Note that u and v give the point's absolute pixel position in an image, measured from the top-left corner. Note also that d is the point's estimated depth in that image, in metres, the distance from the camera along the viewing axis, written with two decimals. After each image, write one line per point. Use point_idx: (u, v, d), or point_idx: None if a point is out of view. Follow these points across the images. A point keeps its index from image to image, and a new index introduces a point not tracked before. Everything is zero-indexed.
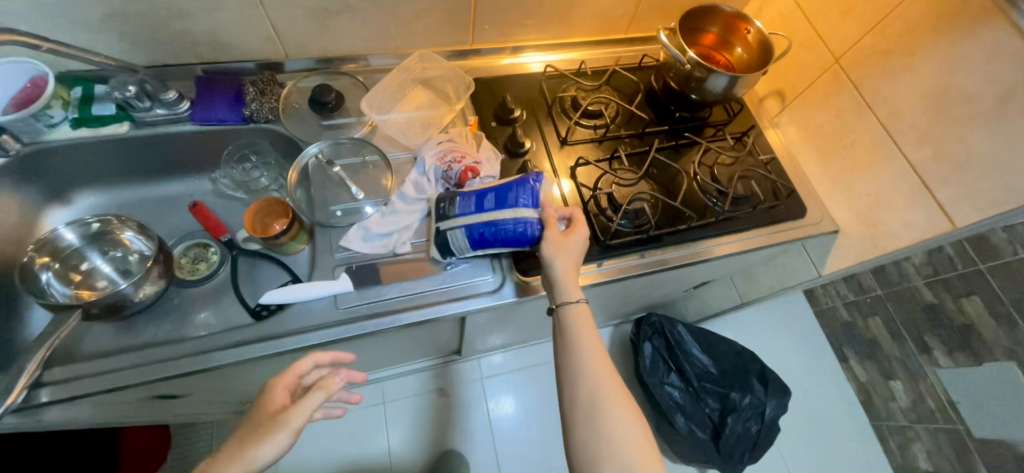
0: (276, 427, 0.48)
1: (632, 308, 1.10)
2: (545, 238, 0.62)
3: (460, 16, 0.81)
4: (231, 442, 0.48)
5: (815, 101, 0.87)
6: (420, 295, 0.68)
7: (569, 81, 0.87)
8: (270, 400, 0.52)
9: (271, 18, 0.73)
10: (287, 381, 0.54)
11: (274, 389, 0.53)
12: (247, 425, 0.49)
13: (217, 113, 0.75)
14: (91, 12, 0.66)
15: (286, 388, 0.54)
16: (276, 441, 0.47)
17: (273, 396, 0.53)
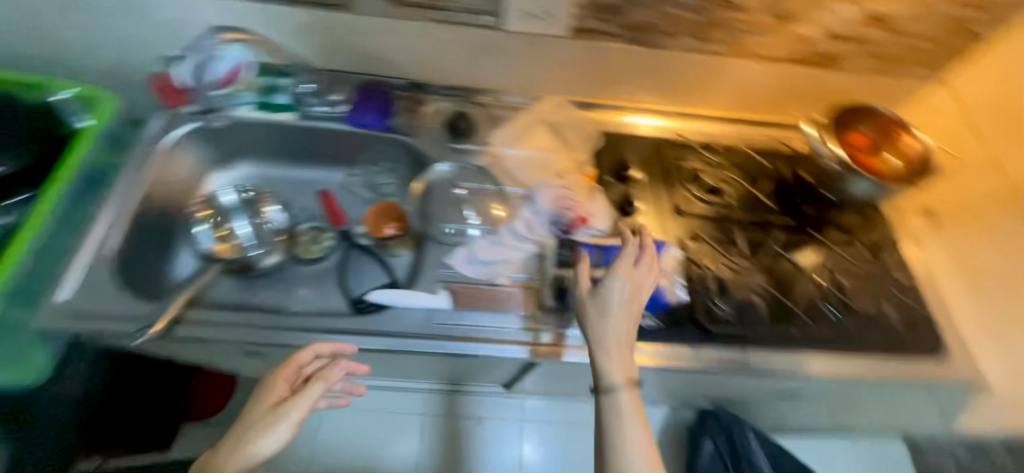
0: (278, 420, 0.56)
1: (703, 398, 1.00)
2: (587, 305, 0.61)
3: (601, 70, 0.84)
4: (233, 433, 0.56)
5: (973, 229, 0.79)
6: (506, 330, 0.69)
7: (692, 152, 0.86)
8: (268, 397, 0.58)
9: (433, 45, 0.81)
10: (287, 375, 0.60)
11: (270, 387, 0.59)
12: (250, 415, 0.57)
13: (364, 119, 0.84)
14: (296, 19, 0.77)
15: (287, 380, 0.60)
16: (275, 433, 0.55)
17: (271, 388, 0.59)
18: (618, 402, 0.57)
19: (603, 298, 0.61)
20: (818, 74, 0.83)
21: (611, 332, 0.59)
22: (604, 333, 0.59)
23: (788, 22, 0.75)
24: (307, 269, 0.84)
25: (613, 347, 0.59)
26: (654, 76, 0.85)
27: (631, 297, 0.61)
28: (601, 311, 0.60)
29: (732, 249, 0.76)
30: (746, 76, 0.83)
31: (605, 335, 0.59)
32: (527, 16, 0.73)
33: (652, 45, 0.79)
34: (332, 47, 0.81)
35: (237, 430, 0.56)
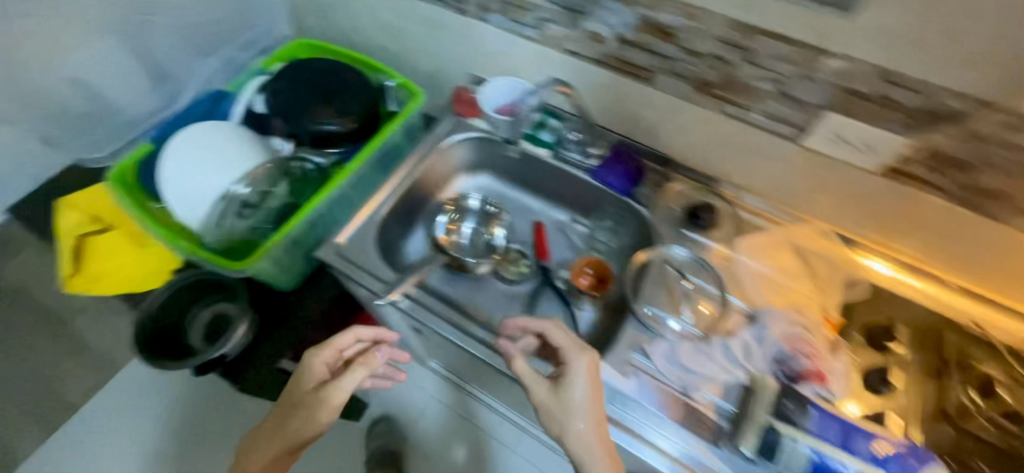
0: (323, 399, 0.73)
1: None
2: (573, 416, 0.64)
3: (895, 217, 0.72)
4: (290, 399, 0.75)
5: None
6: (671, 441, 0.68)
7: (982, 349, 0.69)
8: (311, 379, 0.75)
9: (710, 135, 0.78)
10: (322, 359, 0.75)
11: (312, 372, 0.75)
12: (298, 392, 0.75)
13: (611, 179, 0.86)
14: (592, 80, 0.82)
15: (323, 365, 0.76)
16: (323, 413, 0.73)
17: (315, 371, 0.75)
18: None
19: (567, 393, 0.65)
20: None
21: (580, 432, 0.64)
22: (577, 430, 0.64)
23: None
24: (503, 287, 0.92)
25: (582, 439, 0.64)
26: (964, 245, 0.70)
27: (593, 391, 0.65)
28: (571, 412, 0.65)
29: None
30: None
31: (575, 434, 0.64)
32: (838, 141, 0.66)
33: (984, 214, 0.64)
34: (607, 107, 0.85)
35: (292, 398, 0.75)
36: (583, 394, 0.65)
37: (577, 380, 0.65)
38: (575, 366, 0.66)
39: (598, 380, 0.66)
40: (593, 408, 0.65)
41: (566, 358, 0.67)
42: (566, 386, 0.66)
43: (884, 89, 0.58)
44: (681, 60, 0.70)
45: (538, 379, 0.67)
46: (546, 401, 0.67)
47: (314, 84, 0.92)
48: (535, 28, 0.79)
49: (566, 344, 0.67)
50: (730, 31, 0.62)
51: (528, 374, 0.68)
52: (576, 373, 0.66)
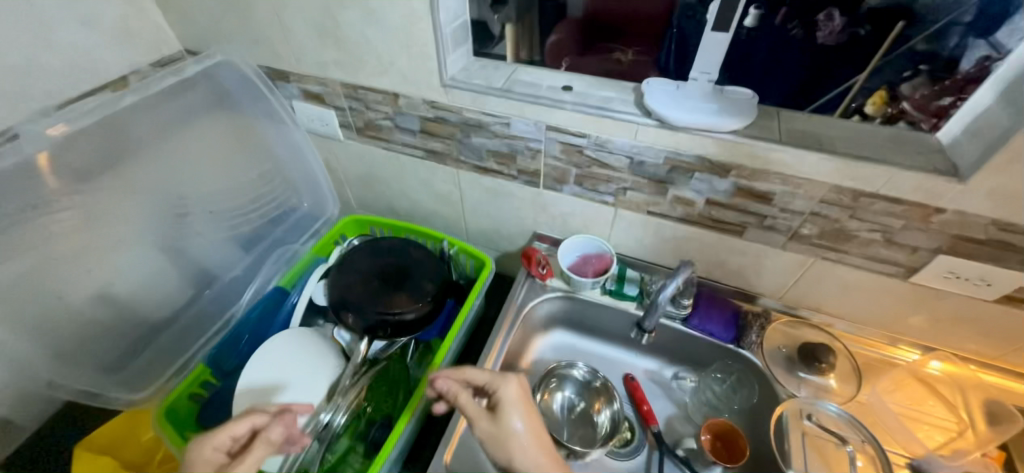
0: None
1: None
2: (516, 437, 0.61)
3: (1013, 339, 0.72)
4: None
5: None
6: None
7: None
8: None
9: (801, 275, 0.79)
10: (217, 443, 0.55)
11: (200, 461, 0.53)
12: None
13: (714, 329, 0.83)
14: (671, 233, 0.83)
15: (214, 445, 0.55)
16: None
17: (205, 462, 0.53)
18: None
19: (506, 422, 0.62)
20: None
21: (528, 457, 0.60)
22: (522, 453, 0.60)
23: None
24: (616, 464, 0.79)
25: (534, 460, 0.60)
26: None
27: (529, 412, 0.64)
28: (513, 433, 0.61)
29: None
30: None
31: (527, 463, 0.59)
32: (953, 278, 0.68)
33: None
34: (686, 255, 0.86)
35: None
36: (522, 420, 0.62)
37: (510, 402, 0.63)
38: (505, 395, 0.64)
39: (530, 399, 0.65)
40: (534, 425, 0.62)
41: (496, 388, 0.65)
42: (501, 412, 0.63)
43: (996, 236, 0.61)
44: (776, 217, 0.72)
45: (469, 414, 0.63)
46: (486, 439, 0.61)
47: (382, 267, 0.90)
48: (614, 195, 0.81)
49: (492, 376, 0.66)
50: (833, 195, 0.65)
51: (466, 410, 0.64)
52: (508, 399, 0.64)
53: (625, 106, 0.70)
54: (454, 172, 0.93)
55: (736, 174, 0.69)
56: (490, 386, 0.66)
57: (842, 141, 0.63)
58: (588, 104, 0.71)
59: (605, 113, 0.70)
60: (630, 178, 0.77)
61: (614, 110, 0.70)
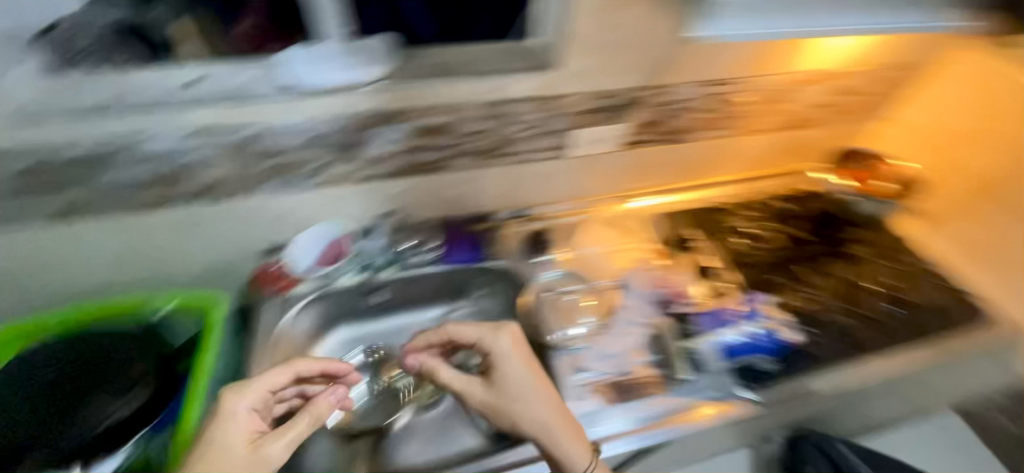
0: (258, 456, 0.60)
1: None
2: (516, 385, 0.70)
3: (641, 169, 1.00)
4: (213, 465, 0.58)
5: (966, 220, 0.97)
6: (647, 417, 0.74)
7: (736, 214, 1.03)
8: (240, 432, 0.62)
9: (507, 183, 0.93)
10: (256, 398, 0.65)
11: (235, 415, 0.63)
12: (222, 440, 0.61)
13: (458, 257, 0.92)
14: (390, 191, 0.86)
15: (257, 404, 0.65)
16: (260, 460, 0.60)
17: (245, 418, 0.63)
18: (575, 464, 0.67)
19: (501, 375, 0.70)
20: (806, 133, 1.02)
21: (536, 409, 0.69)
22: (525, 409, 0.69)
23: (775, 103, 0.93)
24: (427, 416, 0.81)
25: (532, 416, 0.68)
26: (682, 165, 1.03)
27: (528, 362, 0.71)
28: (515, 399, 0.69)
29: (804, 285, 0.92)
30: (748, 147, 1.02)
31: (534, 415, 0.68)
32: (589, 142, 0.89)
33: (676, 141, 0.96)
34: (417, 205, 0.90)
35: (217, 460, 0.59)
36: (520, 368, 0.70)
37: (508, 357, 0.71)
38: (498, 349, 0.71)
39: (526, 350, 0.71)
40: (534, 375, 0.70)
41: (490, 350, 0.71)
42: (496, 373, 0.71)
43: (595, 104, 0.81)
44: (461, 142, 0.81)
45: (469, 379, 0.72)
46: (485, 403, 0.70)
47: (53, 380, 0.66)
48: (316, 175, 0.79)
49: (484, 332, 0.72)
50: (486, 109, 0.76)
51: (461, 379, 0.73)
52: (503, 354, 0.71)
53: (262, 87, 0.66)
54: (118, 220, 0.75)
55: (408, 118, 0.73)
56: (491, 349, 0.71)
57: (469, 64, 0.71)
58: (226, 95, 0.65)
59: (246, 99, 0.66)
60: (321, 153, 0.76)
61: (255, 95, 0.66)
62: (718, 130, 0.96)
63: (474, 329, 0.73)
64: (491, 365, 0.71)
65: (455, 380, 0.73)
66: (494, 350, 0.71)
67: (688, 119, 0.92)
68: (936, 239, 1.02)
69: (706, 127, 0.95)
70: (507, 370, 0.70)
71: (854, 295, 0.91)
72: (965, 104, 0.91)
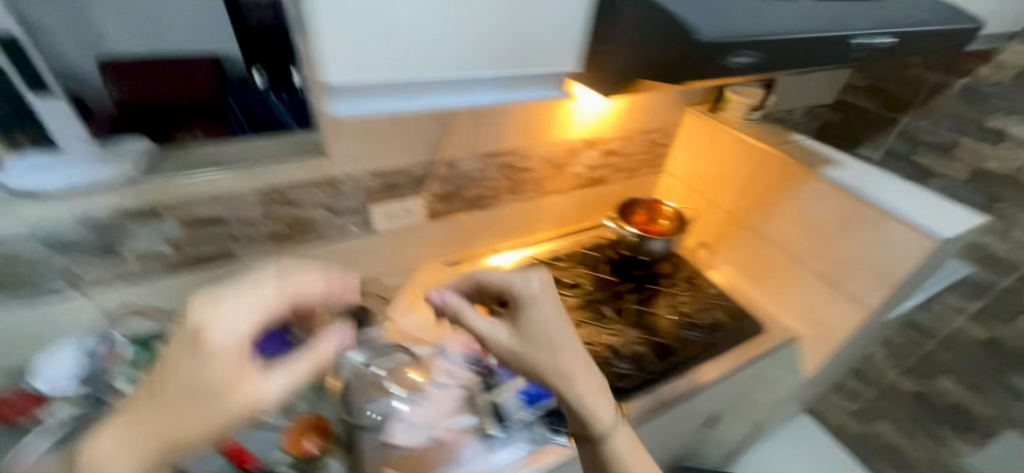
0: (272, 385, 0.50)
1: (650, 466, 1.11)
2: (546, 324, 0.73)
3: (458, 236, 1.07)
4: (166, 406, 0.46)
5: (732, 245, 1.14)
6: None
7: (550, 266, 1.11)
8: (225, 363, 0.48)
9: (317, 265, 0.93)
10: (242, 330, 0.49)
11: (214, 352, 0.47)
12: (180, 376, 0.46)
13: (266, 348, 0.85)
14: (173, 287, 0.82)
15: (239, 343, 0.49)
16: (231, 406, 0.48)
17: (233, 348, 0.48)
18: (589, 404, 0.71)
19: (534, 315, 0.73)
20: (603, 189, 1.21)
21: (563, 353, 0.72)
22: (563, 351, 0.72)
23: (565, 168, 1.10)
24: None
25: (563, 360, 0.71)
26: (500, 228, 1.12)
27: (552, 303, 0.75)
28: (542, 347, 0.72)
29: (608, 322, 0.99)
30: (557, 205, 1.17)
31: (559, 357, 0.71)
32: (392, 216, 0.93)
33: (489, 206, 1.06)
34: None
35: (171, 397, 0.46)
36: (542, 311, 0.74)
37: (539, 299, 0.75)
38: (524, 292, 0.75)
39: (554, 293, 0.76)
40: (558, 313, 0.74)
41: (519, 296, 0.75)
42: (528, 314, 0.74)
43: (380, 180, 0.86)
44: (245, 230, 0.81)
45: (496, 326, 0.74)
46: (510, 350, 0.73)
47: None
48: (72, 282, 0.74)
49: (515, 277, 0.76)
50: (262, 195, 0.78)
51: (486, 328, 0.74)
52: (530, 296, 0.75)
53: None
54: None
55: (170, 213, 0.73)
56: (521, 295, 0.75)
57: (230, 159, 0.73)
58: None
59: None
60: (72, 258, 0.71)
61: None
62: (526, 193, 1.09)
63: (503, 275, 0.77)
64: (523, 306, 0.75)
65: (481, 326, 0.75)
66: (526, 291, 0.75)
67: (485, 186, 1.01)
68: (720, 264, 1.18)
69: (512, 192, 1.06)
70: (556, 309, 0.74)
71: (653, 323, 1.01)
72: (704, 155, 1.15)
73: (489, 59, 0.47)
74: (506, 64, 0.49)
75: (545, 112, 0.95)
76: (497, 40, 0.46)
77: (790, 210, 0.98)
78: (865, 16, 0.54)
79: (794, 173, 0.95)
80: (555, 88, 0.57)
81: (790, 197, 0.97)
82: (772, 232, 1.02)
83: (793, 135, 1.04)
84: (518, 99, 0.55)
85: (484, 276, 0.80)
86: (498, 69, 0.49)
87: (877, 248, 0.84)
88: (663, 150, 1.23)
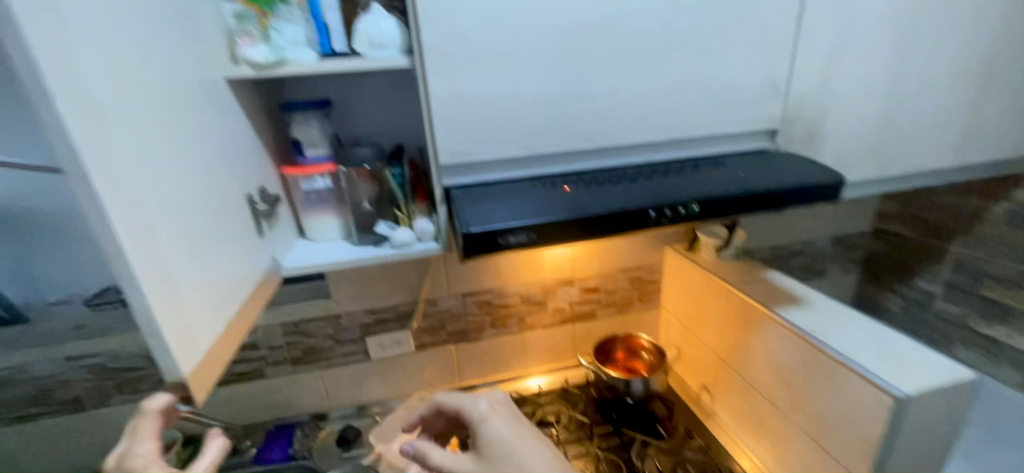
0: None
1: None
2: (501, 432, 0.79)
3: (448, 365, 1.21)
4: None
5: (725, 390, 1.05)
6: None
7: (531, 401, 1.16)
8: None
9: (326, 385, 1.14)
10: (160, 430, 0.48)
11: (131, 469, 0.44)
12: None
13: (271, 451, 1.05)
14: (220, 397, 1.08)
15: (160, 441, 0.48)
16: None
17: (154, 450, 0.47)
18: None
19: (489, 428, 0.80)
20: (588, 324, 1.26)
21: (527, 454, 0.75)
22: (523, 451, 0.76)
23: (546, 304, 1.20)
24: None
25: (526, 472, 0.72)
26: (487, 360, 1.23)
27: (503, 413, 0.84)
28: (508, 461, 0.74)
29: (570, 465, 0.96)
30: (543, 340, 1.25)
31: (525, 457, 0.74)
32: (385, 347, 1.13)
33: (474, 339, 1.19)
34: (242, 407, 1.10)
35: None
36: (495, 423, 0.81)
37: (491, 417, 0.82)
38: (475, 410, 0.84)
39: (506, 407, 0.85)
40: (508, 423, 0.81)
41: (470, 416, 0.83)
42: (479, 432, 0.80)
43: (374, 316, 1.09)
44: (271, 354, 1.07)
45: (458, 457, 0.76)
46: None
47: None
48: None
49: (463, 401, 0.86)
50: (284, 327, 1.05)
51: (448, 461, 0.75)
52: (480, 412, 0.83)
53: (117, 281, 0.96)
54: None
55: None
56: (472, 414, 0.82)
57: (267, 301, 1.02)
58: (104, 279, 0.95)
59: None
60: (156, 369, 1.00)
61: None
62: (509, 326, 1.20)
63: (455, 399, 0.87)
64: (475, 422, 0.82)
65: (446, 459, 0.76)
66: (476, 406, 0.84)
67: (467, 321, 1.16)
68: (720, 411, 1.08)
69: (494, 326, 1.19)
70: (506, 415, 0.84)
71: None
72: (687, 293, 1.16)
73: (185, 316, 0.43)
74: (162, 336, 0.39)
75: (514, 258, 1.12)
76: (169, 302, 0.41)
77: (761, 353, 0.91)
78: (687, 188, 0.64)
79: (754, 314, 0.92)
80: (429, 240, 0.74)
81: (758, 340, 0.92)
82: (753, 378, 0.95)
83: (766, 272, 1.01)
84: (402, 257, 0.73)
85: (446, 405, 0.89)
86: (175, 342, 0.41)
87: (843, 400, 0.74)
88: (651, 286, 1.27)
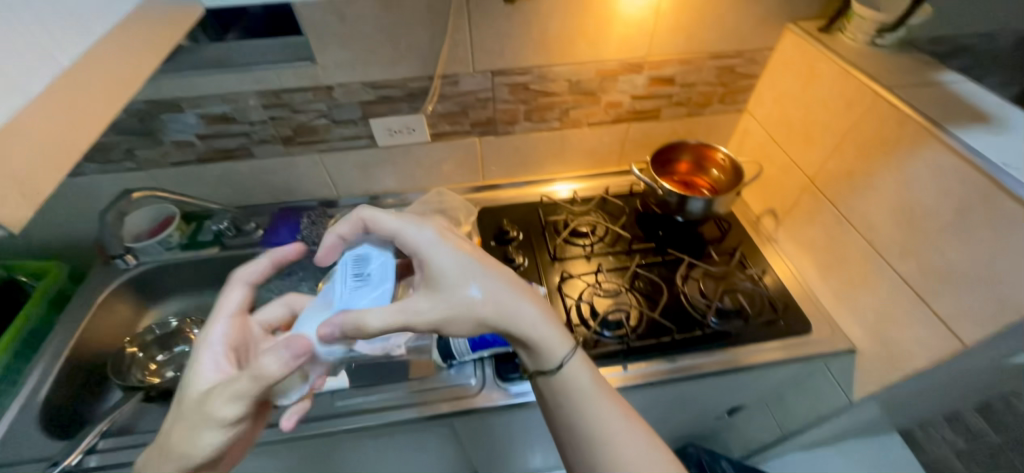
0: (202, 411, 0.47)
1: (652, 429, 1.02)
2: (460, 261, 0.56)
3: (472, 160, 1.01)
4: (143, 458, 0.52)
5: (804, 219, 0.88)
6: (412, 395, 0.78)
7: (565, 208, 1.02)
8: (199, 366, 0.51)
9: (328, 169, 0.97)
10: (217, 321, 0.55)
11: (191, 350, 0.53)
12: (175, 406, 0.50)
13: (280, 233, 0.97)
14: (208, 173, 0.93)
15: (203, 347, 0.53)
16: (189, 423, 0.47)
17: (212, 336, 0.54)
18: (576, 370, 0.58)
19: (437, 263, 0.56)
20: (648, 126, 1.00)
21: (509, 299, 0.57)
22: (500, 296, 0.56)
23: (599, 96, 0.92)
24: None
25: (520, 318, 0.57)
26: (517, 156, 1.02)
27: (453, 243, 0.58)
28: (492, 307, 0.56)
29: (600, 281, 0.86)
30: (588, 139, 1.01)
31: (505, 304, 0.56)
32: (393, 133, 0.91)
33: (503, 133, 0.96)
34: (239, 185, 0.97)
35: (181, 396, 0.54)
36: (447, 254, 0.56)
37: (436, 249, 0.56)
38: (415, 240, 0.57)
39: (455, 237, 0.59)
40: (462, 255, 0.57)
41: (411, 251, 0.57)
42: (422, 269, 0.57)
43: (377, 92, 0.84)
44: (254, 131, 0.86)
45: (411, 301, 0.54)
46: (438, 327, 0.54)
47: None
48: (128, 161, 0.87)
49: (397, 223, 0.58)
50: (263, 98, 0.81)
51: (398, 317, 0.52)
52: (424, 241, 0.57)
53: None
54: None
55: (186, 106, 0.80)
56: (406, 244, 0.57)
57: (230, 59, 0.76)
58: None
59: None
60: (122, 138, 0.82)
61: None
62: (548, 120, 0.95)
63: (386, 219, 0.58)
64: (423, 249, 0.56)
65: (393, 318, 0.52)
66: (416, 235, 0.57)
67: (496, 109, 0.91)
68: (784, 239, 0.94)
69: (530, 118, 0.94)
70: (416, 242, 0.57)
71: (659, 294, 0.85)
72: (796, 95, 0.85)
73: None
74: None
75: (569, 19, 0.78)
76: None
77: (888, 185, 0.70)
78: None
79: (907, 131, 0.65)
80: (236, 413, 0.47)
81: (893, 167, 0.68)
82: (857, 211, 0.75)
83: (937, 76, 0.70)
84: None
85: (374, 223, 0.59)
86: None
87: (1003, 250, 0.55)
88: (743, 82, 0.94)
